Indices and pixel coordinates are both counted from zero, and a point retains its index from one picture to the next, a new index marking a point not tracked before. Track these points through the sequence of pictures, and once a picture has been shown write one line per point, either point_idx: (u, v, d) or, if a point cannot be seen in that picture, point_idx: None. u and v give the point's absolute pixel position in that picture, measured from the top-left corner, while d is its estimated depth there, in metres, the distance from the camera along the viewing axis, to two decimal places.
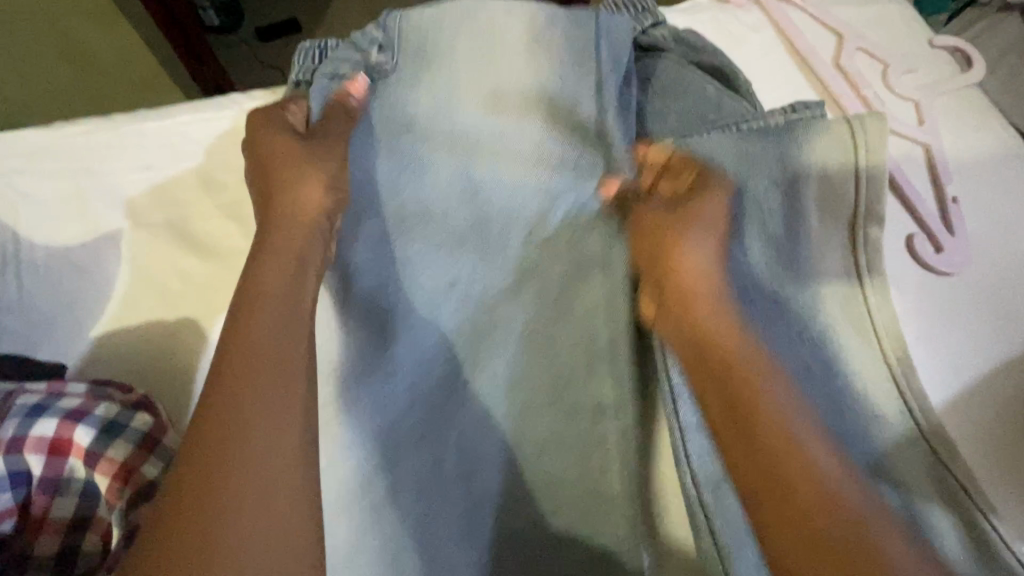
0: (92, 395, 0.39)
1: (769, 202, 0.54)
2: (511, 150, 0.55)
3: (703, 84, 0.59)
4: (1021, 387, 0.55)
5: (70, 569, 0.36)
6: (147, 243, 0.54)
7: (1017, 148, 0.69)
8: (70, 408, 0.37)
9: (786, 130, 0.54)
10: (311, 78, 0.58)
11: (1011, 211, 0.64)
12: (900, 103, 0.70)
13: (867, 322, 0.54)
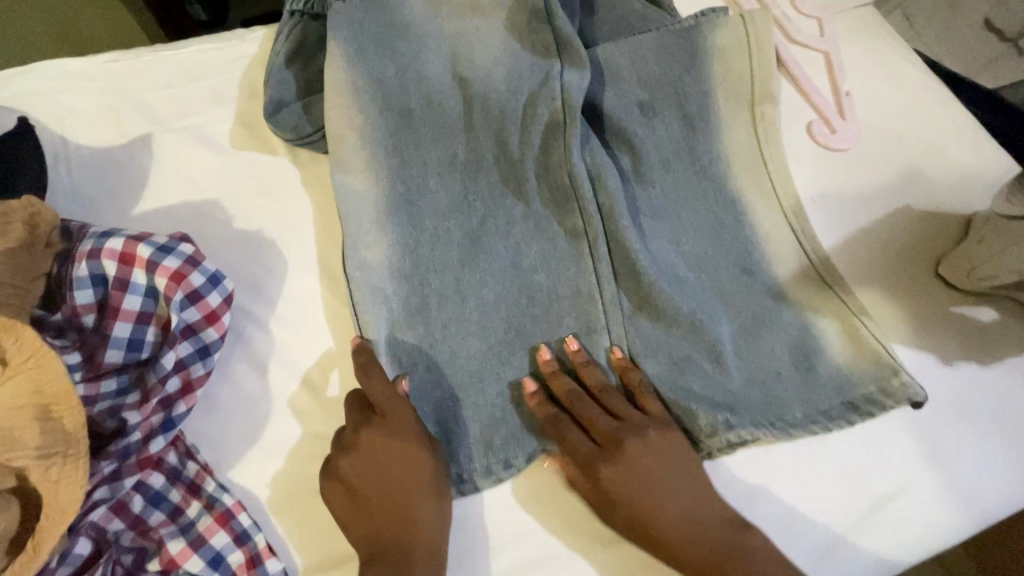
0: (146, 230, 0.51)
1: (684, 85, 0.65)
2: (473, 52, 0.64)
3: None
4: (893, 231, 0.68)
5: (139, 349, 0.49)
6: (172, 143, 0.65)
7: (904, 54, 0.82)
8: (133, 234, 0.49)
9: (695, 29, 0.66)
10: (302, 7, 0.66)
11: (894, 102, 0.77)
12: (805, 21, 0.83)
13: (769, 183, 0.66)
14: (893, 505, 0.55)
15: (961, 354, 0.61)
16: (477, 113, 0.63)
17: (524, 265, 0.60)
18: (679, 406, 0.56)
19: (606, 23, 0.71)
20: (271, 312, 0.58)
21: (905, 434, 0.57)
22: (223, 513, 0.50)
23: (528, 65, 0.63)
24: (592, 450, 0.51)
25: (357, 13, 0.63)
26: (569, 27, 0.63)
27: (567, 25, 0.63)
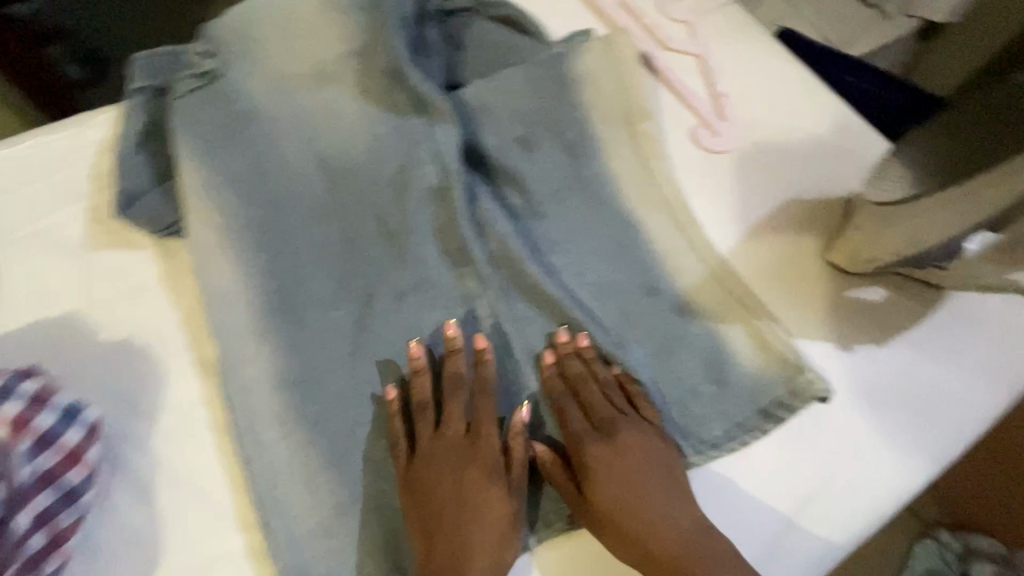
0: None
1: (559, 114, 0.65)
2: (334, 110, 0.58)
3: (500, 32, 0.70)
4: (784, 227, 0.70)
5: None
6: (17, 255, 0.59)
7: (771, 47, 0.84)
8: None
9: (563, 55, 0.65)
10: (147, 81, 0.60)
11: (768, 95, 0.79)
12: (675, 26, 0.85)
13: (661, 199, 0.67)
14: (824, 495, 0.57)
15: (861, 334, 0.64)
16: (350, 176, 0.58)
17: (425, 327, 0.58)
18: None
19: (474, 59, 0.70)
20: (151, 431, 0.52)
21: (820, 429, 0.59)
22: None
23: (393, 122, 0.58)
24: (636, 514, 0.51)
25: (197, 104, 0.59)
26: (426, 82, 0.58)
27: (423, 81, 0.57)
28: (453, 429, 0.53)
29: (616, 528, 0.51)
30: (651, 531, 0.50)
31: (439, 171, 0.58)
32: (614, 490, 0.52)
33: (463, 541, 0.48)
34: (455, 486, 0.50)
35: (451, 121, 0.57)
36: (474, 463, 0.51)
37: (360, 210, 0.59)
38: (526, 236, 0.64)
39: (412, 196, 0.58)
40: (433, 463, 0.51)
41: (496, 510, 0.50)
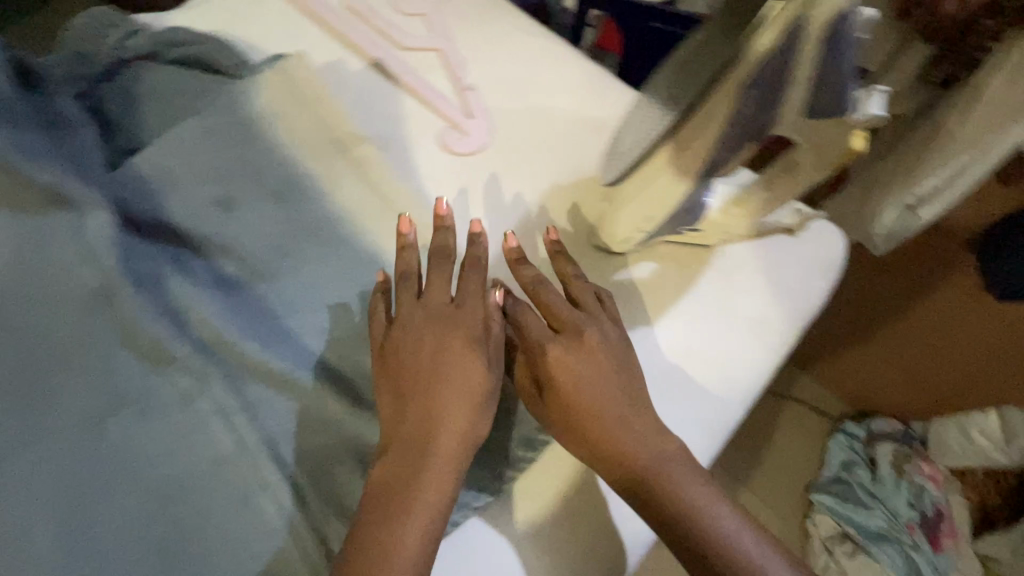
0: None
1: (253, 161, 0.58)
2: None
3: (181, 78, 0.61)
4: (548, 220, 0.66)
5: None
6: None
7: (516, 22, 0.79)
8: None
9: (236, 97, 0.59)
10: None
11: (518, 76, 0.75)
12: (409, 20, 0.78)
13: (403, 226, 0.62)
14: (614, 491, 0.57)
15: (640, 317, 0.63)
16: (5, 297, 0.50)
17: (136, 447, 0.50)
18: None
19: (154, 113, 0.60)
20: None
21: None
22: None
23: (42, 220, 0.51)
24: (623, 384, 0.53)
25: None
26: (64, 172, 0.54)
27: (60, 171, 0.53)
28: (470, 312, 0.54)
29: (608, 442, 0.51)
30: (604, 433, 0.51)
31: (103, 269, 0.52)
32: (566, 382, 0.52)
33: (431, 426, 0.48)
34: (409, 384, 0.50)
35: (103, 208, 0.52)
36: (407, 392, 0.50)
37: (22, 336, 0.50)
38: (251, 304, 0.56)
39: (83, 301, 0.51)
40: (441, 346, 0.51)
41: (470, 377, 0.50)
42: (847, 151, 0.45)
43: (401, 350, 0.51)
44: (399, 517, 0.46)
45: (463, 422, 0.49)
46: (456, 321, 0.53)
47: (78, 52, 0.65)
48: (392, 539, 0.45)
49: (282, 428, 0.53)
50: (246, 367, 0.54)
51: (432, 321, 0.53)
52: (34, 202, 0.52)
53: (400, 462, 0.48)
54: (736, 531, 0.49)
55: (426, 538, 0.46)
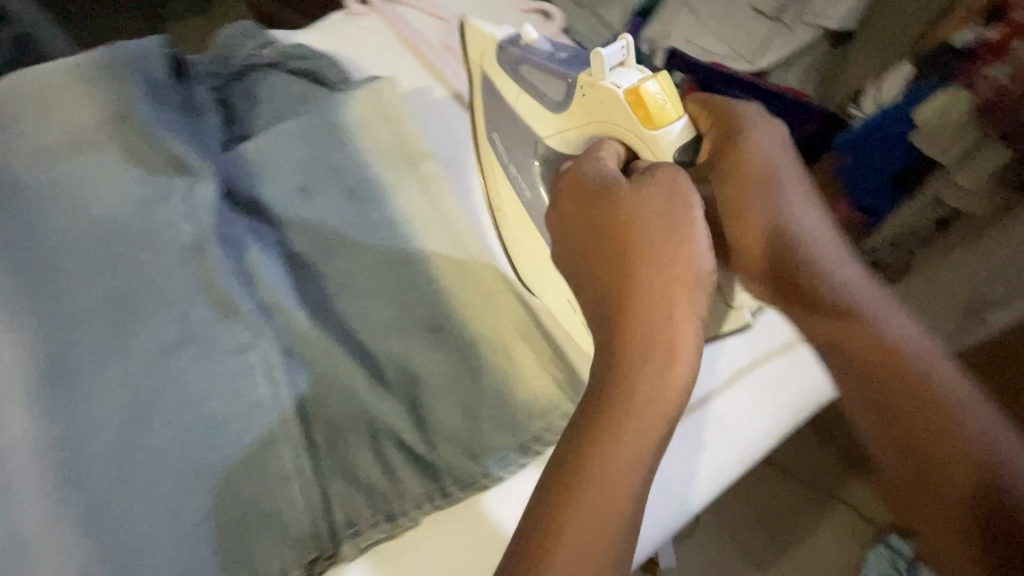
0: None
1: (335, 160, 0.69)
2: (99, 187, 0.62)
3: (294, 88, 0.73)
4: None
5: None
6: None
7: None
8: None
9: (332, 106, 0.71)
10: None
11: None
12: (494, 61, 0.87)
13: (456, 234, 0.68)
14: None
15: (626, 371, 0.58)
16: (119, 232, 0.61)
17: (189, 379, 0.58)
18: (375, 487, 0.55)
19: (266, 112, 0.72)
20: None
21: None
22: None
23: (156, 185, 0.62)
24: (749, 149, 0.49)
25: None
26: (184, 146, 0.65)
27: (182, 145, 0.65)
28: (644, 192, 0.47)
29: (747, 229, 0.49)
30: (745, 216, 0.49)
31: (194, 231, 0.61)
32: (742, 163, 0.49)
33: (633, 316, 0.44)
34: (629, 258, 0.46)
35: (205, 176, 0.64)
36: (619, 251, 0.47)
37: (128, 271, 0.60)
38: (316, 280, 0.64)
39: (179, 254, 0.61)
40: (617, 198, 0.48)
41: (663, 230, 0.46)
42: (640, 112, 0.51)
43: (620, 219, 0.47)
44: (595, 447, 0.41)
45: (676, 287, 0.44)
46: (666, 175, 0.48)
47: (217, 48, 0.78)
48: (589, 472, 0.41)
49: (308, 390, 0.59)
50: (288, 330, 0.61)
51: (607, 195, 0.49)
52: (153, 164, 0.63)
53: (619, 341, 0.44)
54: (855, 282, 0.47)
55: (635, 461, 0.41)
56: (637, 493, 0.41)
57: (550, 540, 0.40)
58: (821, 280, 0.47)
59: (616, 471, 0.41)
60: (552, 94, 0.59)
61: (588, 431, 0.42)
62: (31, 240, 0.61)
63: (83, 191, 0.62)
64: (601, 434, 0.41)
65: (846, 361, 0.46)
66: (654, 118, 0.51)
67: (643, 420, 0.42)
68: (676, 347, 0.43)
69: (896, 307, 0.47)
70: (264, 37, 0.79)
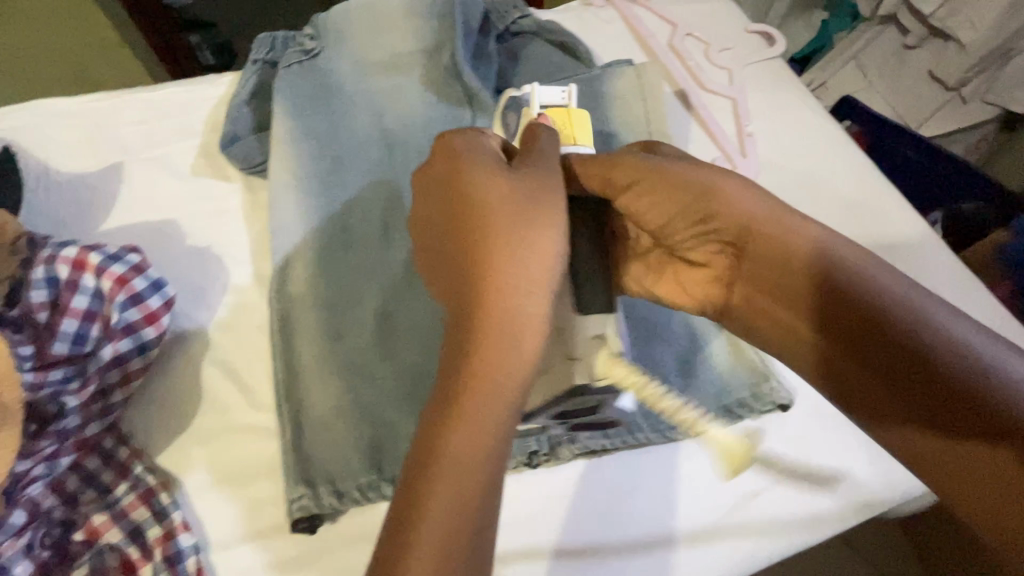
0: (86, 247, 0.57)
1: (590, 123, 0.73)
2: (394, 105, 0.72)
3: (551, 56, 0.82)
4: None
5: (83, 344, 0.55)
6: (140, 172, 0.74)
7: (801, 100, 0.92)
8: (74, 254, 0.56)
9: (599, 76, 0.74)
10: (263, 56, 0.78)
11: (791, 143, 0.87)
12: (716, 70, 0.93)
13: None
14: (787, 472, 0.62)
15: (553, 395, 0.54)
16: (406, 145, 0.71)
17: None
18: None
19: (529, 74, 0.80)
20: (217, 322, 0.65)
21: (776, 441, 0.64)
22: (145, 492, 0.54)
23: (443, 115, 0.71)
24: (632, 168, 0.50)
25: (296, 78, 0.72)
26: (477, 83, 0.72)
27: (474, 81, 0.72)
28: (523, 186, 0.44)
29: (734, 216, 0.49)
30: (722, 211, 0.49)
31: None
32: (619, 177, 0.51)
33: (483, 305, 0.40)
34: (458, 219, 0.44)
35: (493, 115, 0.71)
36: (456, 220, 0.44)
37: (404, 177, 0.70)
38: None
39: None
40: (453, 175, 0.47)
41: (500, 200, 0.44)
42: (553, 138, 0.55)
43: (459, 187, 0.46)
44: (442, 435, 0.38)
45: (534, 272, 0.41)
46: (591, 176, 0.51)
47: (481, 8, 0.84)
48: (459, 458, 0.37)
49: None
50: None
51: (477, 160, 0.46)
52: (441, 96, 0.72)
53: (457, 301, 0.42)
54: (880, 274, 0.45)
55: (495, 452, 0.39)
56: (496, 466, 0.38)
57: (408, 531, 0.36)
58: (840, 266, 0.46)
59: (498, 458, 0.39)
60: (511, 113, 0.67)
61: (446, 399, 0.39)
62: (334, 138, 0.71)
63: (381, 106, 0.72)
64: (476, 402, 0.38)
65: (847, 334, 0.45)
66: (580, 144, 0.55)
67: (494, 396, 0.39)
68: (526, 323, 0.40)
69: (964, 316, 0.43)
70: (523, 9, 0.85)
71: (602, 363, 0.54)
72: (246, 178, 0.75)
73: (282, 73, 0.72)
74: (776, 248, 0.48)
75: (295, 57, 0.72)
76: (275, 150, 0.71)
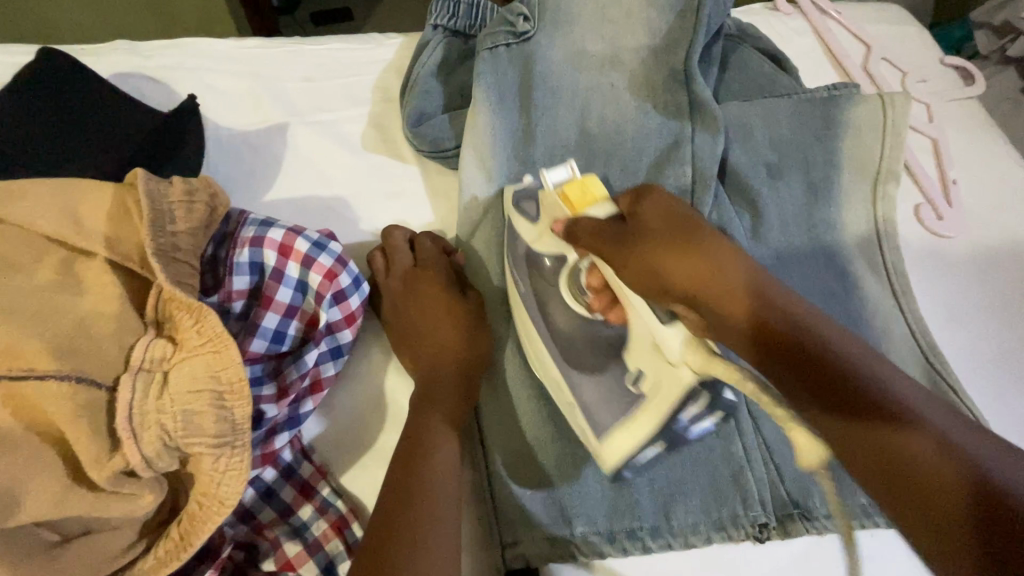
0: (290, 228, 0.48)
1: (812, 152, 0.67)
2: (602, 103, 0.63)
3: (762, 68, 0.72)
4: (998, 330, 0.68)
5: (281, 342, 0.48)
6: (305, 136, 0.66)
7: (1005, 147, 0.83)
8: (279, 237, 0.47)
9: (831, 101, 0.67)
10: (448, 23, 0.68)
11: (998, 197, 0.78)
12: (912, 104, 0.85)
13: (896, 269, 0.66)
14: None
15: (661, 414, 0.43)
16: (616, 151, 0.62)
17: None
18: None
19: (738, 84, 0.72)
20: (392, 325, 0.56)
21: None
22: (338, 520, 0.48)
23: (657, 125, 0.62)
24: (657, 210, 0.43)
25: (501, 62, 0.63)
26: (708, 92, 0.62)
27: (706, 89, 0.61)
28: (426, 284, 0.55)
29: (698, 273, 0.39)
30: (716, 274, 0.39)
31: (695, 171, 0.61)
32: (644, 223, 0.42)
33: (435, 382, 0.50)
34: (403, 335, 0.53)
35: (717, 131, 0.60)
36: (405, 334, 0.53)
37: (608, 189, 0.61)
38: (768, 263, 0.65)
39: (662, 185, 0.60)
40: (422, 288, 0.54)
41: (445, 343, 0.52)
42: (568, 209, 0.47)
43: (418, 284, 0.55)
44: (397, 518, 0.42)
45: (444, 360, 0.51)
46: (426, 277, 0.55)
47: None
48: (428, 532, 0.41)
49: None
50: None
51: (423, 268, 0.56)
52: (658, 100, 0.63)
53: (420, 410, 0.49)
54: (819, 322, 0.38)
55: (455, 534, 0.43)
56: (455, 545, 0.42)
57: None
58: (805, 335, 0.37)
59: (445, 536, 0.42)
60: (523, 202, 0.54)
61: (389, 500, 0.43)
62: (535, 130, 0.63)
63: (587, 102, 0.63)
64: (397, 482, 0.44)
65: (798, 375, 0.37)
66: (585, 208, 0.47)
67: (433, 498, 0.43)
68: (445, 399, 0.50)
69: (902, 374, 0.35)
70: None
71: (691, 360, 0.40)
72: (421, 160, 0.67)
73: (487, 54, 0.63)
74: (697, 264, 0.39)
75: (504, 40, 0.63)
76: (468, 136, 0.62)
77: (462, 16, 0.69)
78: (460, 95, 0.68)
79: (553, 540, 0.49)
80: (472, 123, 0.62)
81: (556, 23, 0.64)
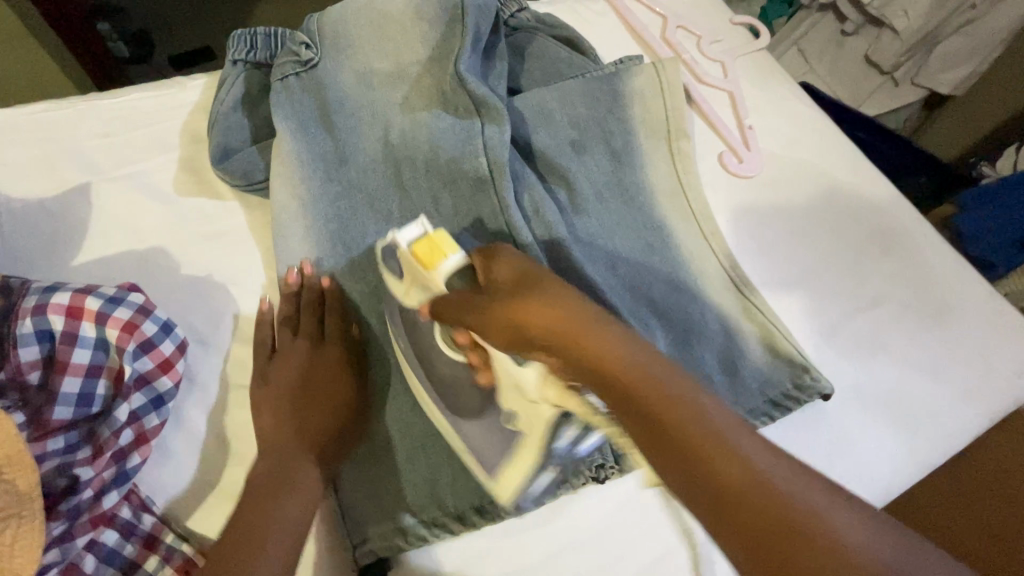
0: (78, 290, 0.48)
1: (608, 123, 0.73)
2: (400, 116, 0.66)
3: (558, 53, 0.78)
4: (798, 249, 0.77)
5: (90, 404, 0.48)
6: (112, 192, 0.65)
7: (792, 89, 0.93)
8: (65, 300, 0.47)
9: (616, 75, 0.74)
10: (245, 57, 0.68)
11: (789, 135, 0.88)
12: (710, 63, 0.93)
13: (694, 214, 0.73)
14: (835, 449, 0.64)
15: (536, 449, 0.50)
16: (419, 153, 0.65)
17: None
18: None
19: (539, 73, 0.78)
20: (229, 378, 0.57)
21: (821, 420, 0.65)
22: (184, 563, 0.49)
23: (451, 127, 0.66)
24: (504, 266, 0.50)
25: (297, 91, 0.66)
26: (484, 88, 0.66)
27: (481, 87, 0.66)
28: (295, 354, 0.56)
29: (540, 301, 0.46)
30: (596, 344, 0.43)
31: (488, 162, 0.65)
32: (497, 284, 0.49)
33: (259, 515, 0.46)
34: (266, 486, 0.48)
35: (502, 122, 0.65)
36: (287, 457, 0.50)
37: (420, 195, 0.65)
38: (586, 230, 0.70)
39: (464, 183, 0.65)
40: (295, 382, 0.54)
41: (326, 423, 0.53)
42: (422, 270, 0.53)
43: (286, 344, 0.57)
44: None
45: (300, 423, 0.52)
46: (300, 347, 0.56)
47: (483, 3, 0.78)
48: None
49: None
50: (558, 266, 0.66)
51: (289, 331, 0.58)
52: (445, 104, 0.67)
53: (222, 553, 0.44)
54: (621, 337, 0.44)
55: None
56: None
57: None
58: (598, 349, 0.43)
59: None
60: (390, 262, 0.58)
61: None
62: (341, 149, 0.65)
63: (384, 114, 0.66)
64: None
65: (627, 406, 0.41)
66: (432, 263, 0.52)
67: None
68: (281, 520, 0.46)
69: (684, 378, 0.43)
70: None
71: (546, 395, 0.48)
72: (239, 194, 0.67)
73: (279, 85, 0.66)
74: (543, 324, 0.45)
75: (291, 68, 0.67)
76: (275, 165, 0.64)
77: (248, 53, 0.69)
78: (266, 126, 0.69)
79: (402, 526, 0.52)
80: (277, 151, 0.63)
81: (340, 49, 0.68)
